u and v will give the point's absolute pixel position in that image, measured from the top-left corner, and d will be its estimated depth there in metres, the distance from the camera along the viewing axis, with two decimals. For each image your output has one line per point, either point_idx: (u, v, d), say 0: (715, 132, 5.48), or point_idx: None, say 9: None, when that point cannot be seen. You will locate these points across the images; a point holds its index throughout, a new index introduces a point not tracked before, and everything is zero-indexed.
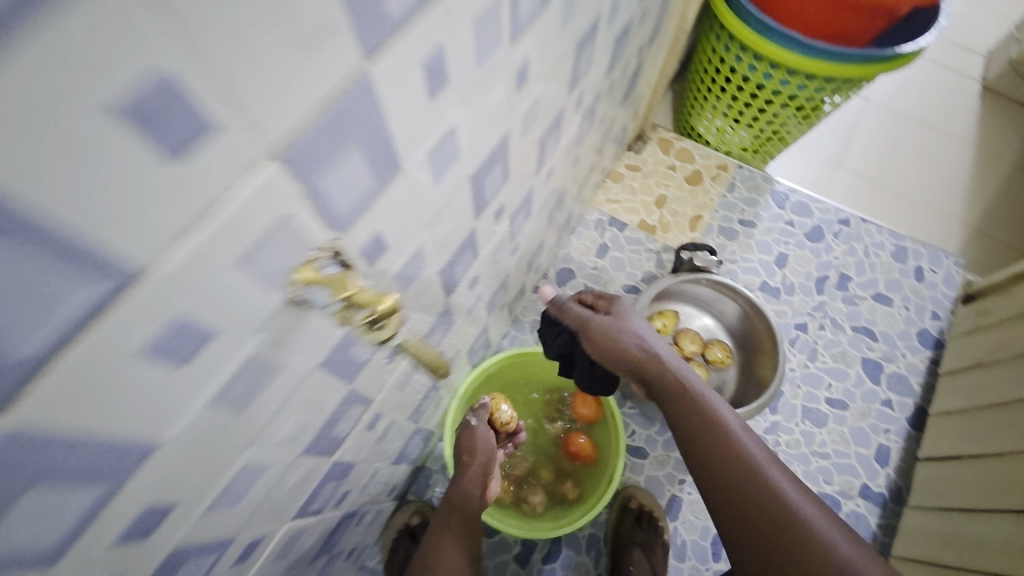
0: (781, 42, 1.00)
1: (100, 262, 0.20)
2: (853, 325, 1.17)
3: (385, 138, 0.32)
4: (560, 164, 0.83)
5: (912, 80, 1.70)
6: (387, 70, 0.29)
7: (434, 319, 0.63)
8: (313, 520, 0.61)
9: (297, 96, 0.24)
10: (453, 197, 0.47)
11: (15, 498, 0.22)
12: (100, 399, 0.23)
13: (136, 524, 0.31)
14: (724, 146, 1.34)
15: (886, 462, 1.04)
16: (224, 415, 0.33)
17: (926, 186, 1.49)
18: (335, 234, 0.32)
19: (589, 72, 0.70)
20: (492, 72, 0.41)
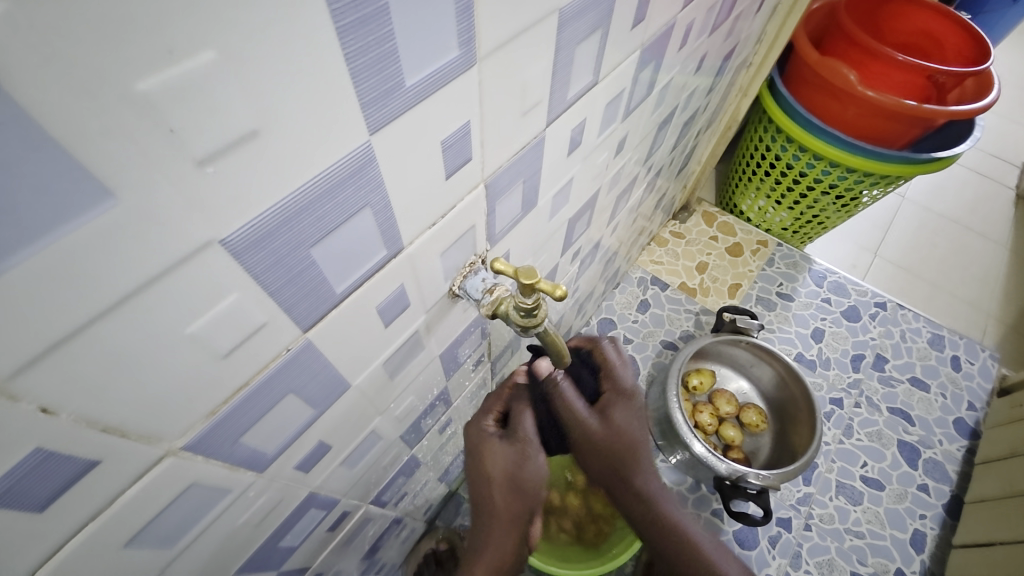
0: (823, 137, 1.08)
1: (394, 233, 0.28)
2: (888, 406, 1.13)
3: (536, 180, 0.42)
4: (623, 220, 0.93)
5: (946, 183, 1.80)
6: (555, 133, 0.40)
7: (511, 339, 0.70)
8: (379, 512, 0.64)
9: (510, 141, 0.34)
10: (554, 234, 0.57)
11: (280, 407, 0.30)
12: (346, 336, 0.31)
13: (307, 457, 0.37)
14: (765, 225, 1.38)
15: (921, 548, 0.99)
16: (385, 374, 0.40)
17: (962, 283, 1.53)
18: (488, 245, 0.41)
19: (659, 148, 0.82)
20: (603, 142, 0.53)
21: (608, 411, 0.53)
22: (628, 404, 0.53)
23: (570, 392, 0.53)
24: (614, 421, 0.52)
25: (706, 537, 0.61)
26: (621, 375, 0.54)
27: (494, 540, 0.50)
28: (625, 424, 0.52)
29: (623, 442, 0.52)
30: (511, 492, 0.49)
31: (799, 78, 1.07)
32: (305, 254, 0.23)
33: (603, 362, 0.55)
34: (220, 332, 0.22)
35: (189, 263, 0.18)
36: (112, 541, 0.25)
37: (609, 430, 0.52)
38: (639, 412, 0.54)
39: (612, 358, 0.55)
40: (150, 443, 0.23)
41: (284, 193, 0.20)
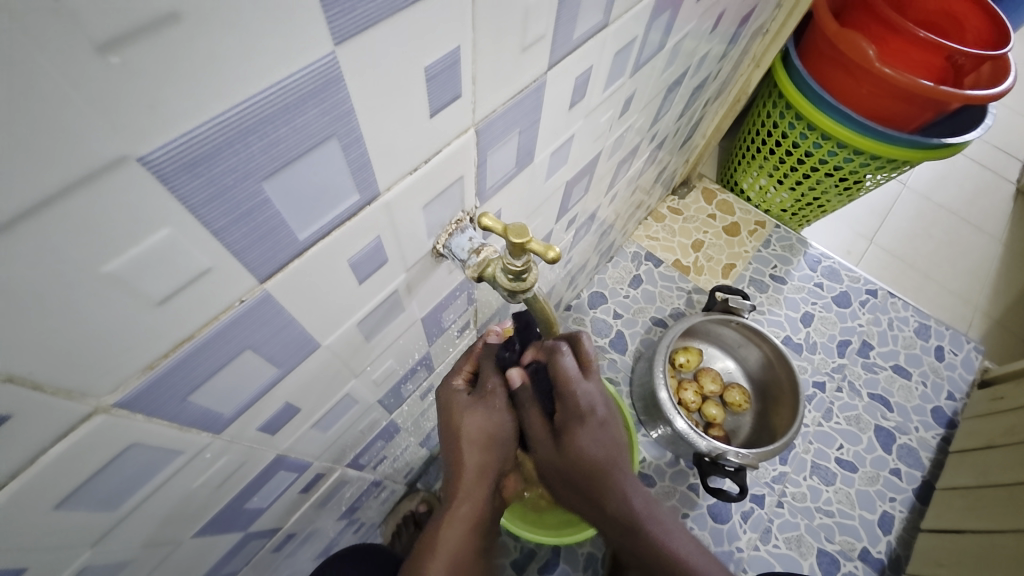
0: (832, 116, 1.00)
1: (369, 176, 0.25)
2: (870, 392, 1.14)
3: (534, 133, 0.38)
4: (621, 191, 0.89)
5: (949, 174, 1.77)
6: (557, 79, 0.36)
7: (499, 308, 0.67)
8: (355, 476, 0.63)
9: (506, 81, 0.30)
10: (549, 197, 0.53)
11: (237, 364, 0.27)
12: (312, 290, 0.28)
13: (272, 419, 0.34)
14: (765, 205, 1.32)
15: (889, 529, 1.01)
16: (360, 336, 0.37)
17: (953, 275, 1.53)
18: (477, 202, 0.38)
19: (665, 115, 0.77)
20: (609, 98, 0.48)
21: (566, 436, 0.50)
22: (586, 429, 0.50)
23: (533, 418, 0.50)
24: (574, 443, 0.50)
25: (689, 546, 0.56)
26: (577, 393, 0.48)
27: (465, 495, 0.48)
28: (585, 446, 0.50)
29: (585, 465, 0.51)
30: (482, 448, 0.48)
31: (813, 49, 0.98)
32: (254, 187, 0.20)
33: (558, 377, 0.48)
34: (150, 272, 0.19)
35: (98, 182, 0.15)
36: (39, 503, 0.22)
37: (566, 457, 0.51)
38: (600, 431, 0.50)
39: (569, 373, 0.47)
40: (73, 397, 0.20)
41: (220, 108, 0.16)
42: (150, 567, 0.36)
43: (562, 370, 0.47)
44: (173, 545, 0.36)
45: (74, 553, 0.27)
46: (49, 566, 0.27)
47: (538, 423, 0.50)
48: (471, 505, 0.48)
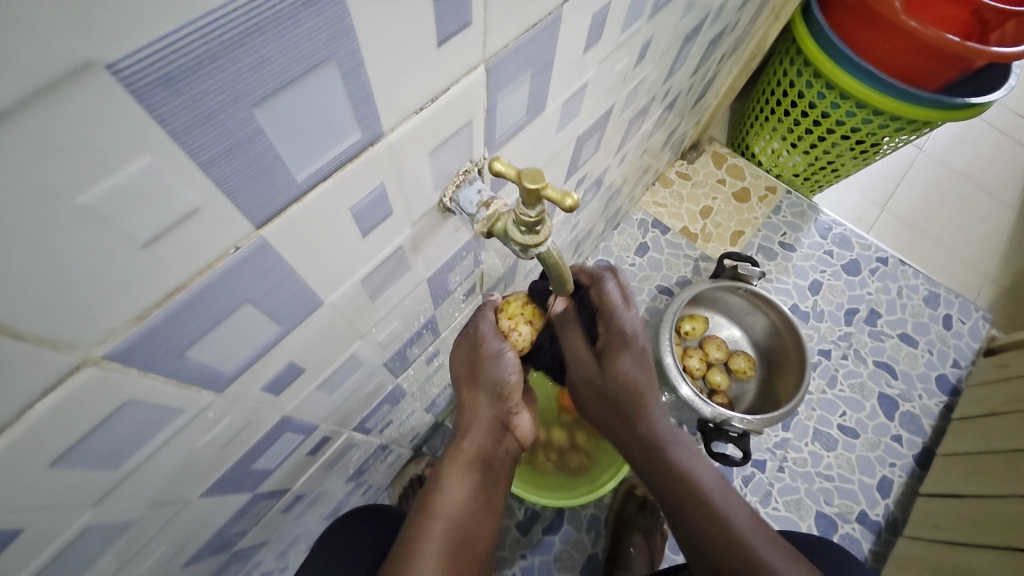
0: (853, 74, 0.94)
1: (370, 112, 0.23)
2: (875, 360, 1.13)
3: (547, 77, 0.36)
4: (631, 152, 0.85)
5: (967, 138, 1.71)
6: (573, 15, 0.33)
7: (506, 272, 0.65)
8: (362, 439, 0.63)
9: (520, 12, 0.27)
10: (559, 153, 0.50)
11: (234, 318, 0.25)
12: (312, 240, 0.26)
13: (275, 379, 0.33)
14: (776, 169, 1.27)
15: (887, 494, 1.03)
16: (364, 295, 0.35)
17: (965, 243, 1.49)
18: (487, 152, 0.35)
19: (680, 69, 0.72)
20: (625, 43, 0.45)
21: (608, 359, 0.53)
22: (631, 354, 0.53)
23: (575, 338, 0.54)
24: (616, 368, 0.53)
25: (715, 480, 0.56)
26: (620, 317, 0.52)
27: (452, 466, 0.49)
28: (626, 371, 0.53)
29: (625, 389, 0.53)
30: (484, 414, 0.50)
31: (838, 1, 0.92)
32: (243, 114, 0.18)
33: (600, 299, 0.52)
34: (129, 210, 0.17)
35: (59, 95, 0.13)
36: (32, 461, 0.21)
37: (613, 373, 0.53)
38: (642, 359, 0.53)
39: (615, 300, 0.51)
40: (59, 347, 0.18)
41: (203, 10, 0.14)
42: (159, 526, 0.35)
43: (603, 296, 0.51)
44: (180, 505, 0.35)
45: (76, 512, 0.27)
46: (52, 525, 0.26)
47: (579, 350, 0.54)
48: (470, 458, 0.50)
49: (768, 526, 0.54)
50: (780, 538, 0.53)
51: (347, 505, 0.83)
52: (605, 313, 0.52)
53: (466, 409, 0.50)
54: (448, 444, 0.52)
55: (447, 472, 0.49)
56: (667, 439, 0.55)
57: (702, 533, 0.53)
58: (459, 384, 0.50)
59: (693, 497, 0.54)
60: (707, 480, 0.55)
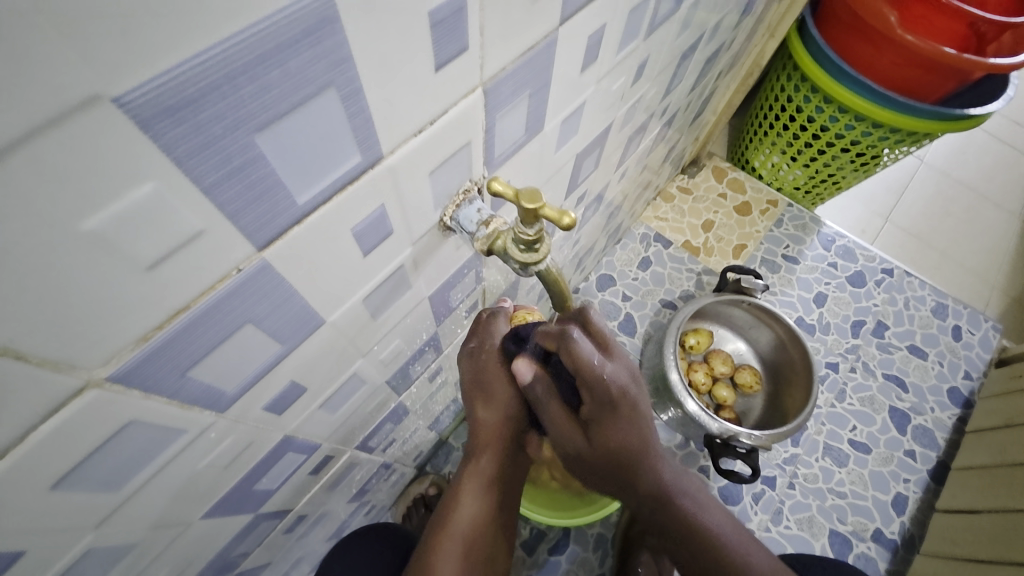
0: (851, 87, 0.95)
1: (370, 134, 0.23)
2: (884, 372, 1.12)
3: (544, 97, 0.36)
4: (631, 169, 0.85)
5: (967, 149, 1.71)
6: (568, 39, 0.34)
7: (508, 288, 0.65)
8: (365, 458, 0.63)
9: (517, 35, 0.28)
10: (558, 171, 0.51)
11: (234, 337, 0.25)
12: (314, 261, 0.26)
13: (278, 398, 0.33)
14: (777, 182, 1.28)
15: (902, 510, 1.00)
16: (366, 313, 0.35)
17: (970, 253, 1.48)
18: (486, 171, 0.36)
19: (677, 87, 0.73)
20: (622, 63, 0.46)
21: (598, 428, 0.44)
22: (622, 419, 0.44)
23: (555, 408, 0.45)
24: (605, 437, 0.45)
25: (718, 514, 0.56)
26: (602, 381, 0.41)
27: (467, 490, 0.48)
28: (619, 440, 0.45)
29: (621, 455, 0.45)
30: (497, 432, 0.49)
31: (832, 17, 0.94)
32: (245, 140, 0.18)
33: (575, 366, 0.41)
34: (134, 235, 0.17)
35: (66, 126, 0.14)
36: (34, 483, 0.21)
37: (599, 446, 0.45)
38: (637, 423, 0.45)
39: (588, 361, 0.40)
40: (62, 369, 0.19)
41: (205, 43, 0.15)
42: (159, 549, 0.35)
43: (577, 359, 0.40)
44: (182, 527, 0.35)
45: (77, 535, 0.27)
46: (52, 548, 0.26)
47: (560, 417, 0.45)
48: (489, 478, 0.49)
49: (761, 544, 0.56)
50: (768, 548, 0.56)
51: (351, 527, 0.82)
52: (583, 377, 0.41)
53: (481, 429, 0.49)
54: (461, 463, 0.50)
55: (465, 489, 0.48)
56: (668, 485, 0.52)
57: (702, 560, 0.55)
58: (473, 401, 0.48)
59: (699, 537, 0.54)
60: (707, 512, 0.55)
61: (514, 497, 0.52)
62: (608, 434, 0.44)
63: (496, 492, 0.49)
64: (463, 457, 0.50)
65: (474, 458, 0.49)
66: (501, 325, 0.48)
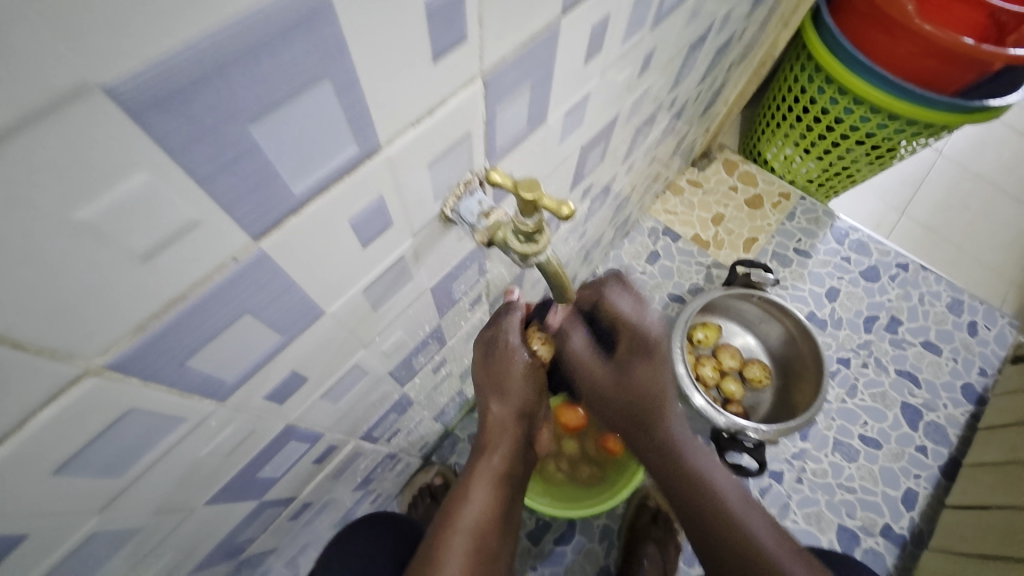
0: (866, 78, 0.92)
1: (367, 126, 0.23)
2: (896, 369, 1.10)
3: (547, 87, 0.36)
4: (639, 160, 0.84)
5: (990, 141, 1.66)
6: (571, 28, 0.33)
7: (513, 280, 0.65)
8: (370, 448, 0.63)
9: (518, 24, 0.28)
10: (562, 162, 0.50)
11: (232, 327, 0.25)
12: (313, 251, 0.26)
13: (279, 388, 0.33)
14: (789, 175, 1.25)
15: (912, 506, 0.99)
16: (368, 304, 0.36)
17: (990, 248, 1.44)
18: (488, 162, 0.35)
19: (687, 77, 0.72)
20: (628, 52, 0.45)
21: (625, 368, 0.48)
22: (652, 363, 0.48)
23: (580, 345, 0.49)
24: (632, 378, 0.48)
25: (735, 491, 0.54)
26: (640, 326, 0.47)
27: (474, 484, 0.48)
28: (644, 382, 0.48)
29: (644, 399, 0.49)
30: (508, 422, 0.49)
31: (849, 7, 0.90)
32: (238, 131, 0.18)
33: (612, 317, 0.47)
34: (129, 225, 0.17)
35: (57, 118, 0.14)
36: (38, 467, 0.22)
37: (627, 385, 0.48)
38: (663, 368, 0.48)
39: (623, 312, 0.47)
40: (61, 358, 0.19)
41: (194, 33, 0.15)
42: (166, 532, 0.36)
43: (617, 309, 0.47)
44: (187, 512, 0.36)
45: (82, 518, 0.27)
46: (58, 529, 0.27)
47: (584, 353, 0.49)
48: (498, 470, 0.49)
49: (792, 538, 0.52)
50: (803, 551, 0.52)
51: (357, 514, 0.83)
52: (621, 324, 0.47)
53: (494, 422, 0.50)
54: (473, 453, 0.51)
55: (473, 487, 0.48)
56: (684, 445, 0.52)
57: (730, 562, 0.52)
58: (486, 396, 0.49)
59: (720, 518, 0.52)
60: (728, 489, 0.53)
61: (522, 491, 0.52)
62: (636, 373, 0.48)
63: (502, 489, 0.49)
64: (476, 449, 0.51)
65: (486, 455, 0.50)
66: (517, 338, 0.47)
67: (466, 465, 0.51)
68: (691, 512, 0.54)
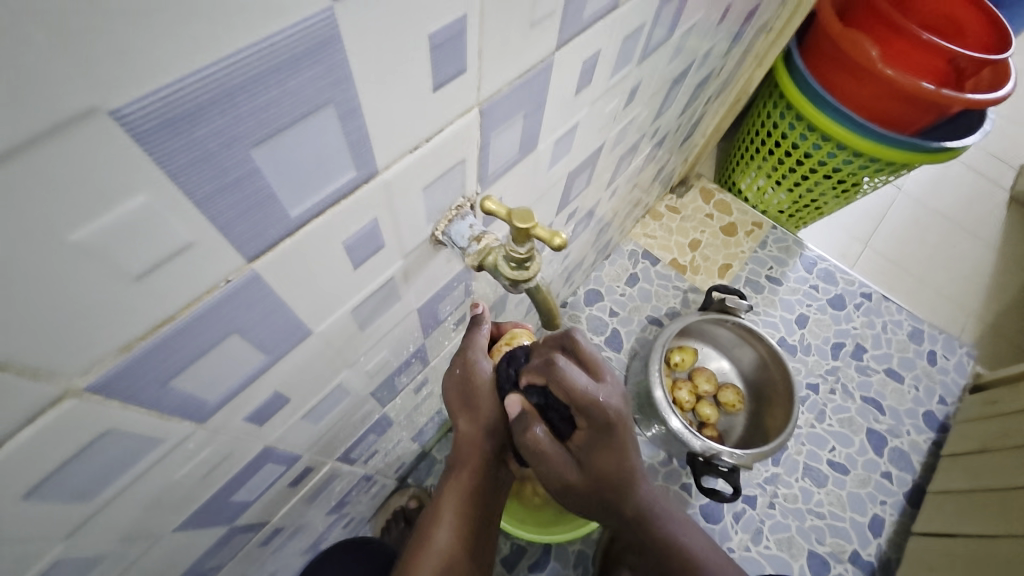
0: (834, 116, 0.99)
1: (366, 151, 0.24)
2: (862, 394, 1.14)
3: (539, 118, 0.37)
4: (621, 187, 0.87)
5: (943, 180, 1.77)
6: (563, 64, 0.35)
7: (497, 301, 0.65)
8: (347, 470, 0.62)
9: (515, 60, 0.29)
10: (550, 188, 0.52)
11: (217, 348, 0.25)
12: (305, 272, 0.26)
13: (260, 409, 0.33)
14: (762, 205, 1.31)
15: (879, 532, 1.02)
16: (355, 325, 0.35)
17: (945, 280, 1.53)
18: (480, 188, 0.36)
19: (668, 110, 0.75)
20: (615, 87, 0.47)
21: (587, 457, 0.45)
22: (613, 445, 0.45)
23: (540, 438, 0.43)
24: (593, 463, 0.45)
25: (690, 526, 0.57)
26: (597, 408, 0.41)
27: (444, 516, 0.47)
28: (606, 467, 0.45)
29: (609, 480, 0.46)
30: (473, 449, 0.48)
31: (816, 50, 0.97)
32: (241, 154, 0.18)
33: (567, 396, 0.41)
34: (124, 244, 0.17)
35: (63, 137, 0.14)
36: (5, 493, 0.21)
37: (591, 475, 0.46)
38: (626, 450, 0.45)
39: (579, 390, 0.40)
40: (42, 378, 0.18)
41: (206, 61, 0.15)
42: (129, 562, 0.34)
43: (572, 389, 0.40)
44: (154, 539, 0.34)
45: (44, 547, 0.26)
46: (16, 560, 0.25)
47: (543, 443, 0.43)
48: (468, 494, 0.48)
49: (739, 568, 0.58)
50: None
51: (328, 540, 0.80)
52: (578, 404, 0.41)
53: (463, 442, 0.49)
54: (442, 479, 0.50)
55: (443, 506, 0.47)
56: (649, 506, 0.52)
57: None
58: (456, 414, 0.49)
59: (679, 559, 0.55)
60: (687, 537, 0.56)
61: (494, 518, 0.51)
62: (599, 460, 0.45)
63: (473, 515, 0.48)
64: (445, 472, 0.50)
65: (455, 474, 0.49)
66: (485, 361, 0.47)
67: (436, 490, 0.49)
68: (658, 559, 0.56)
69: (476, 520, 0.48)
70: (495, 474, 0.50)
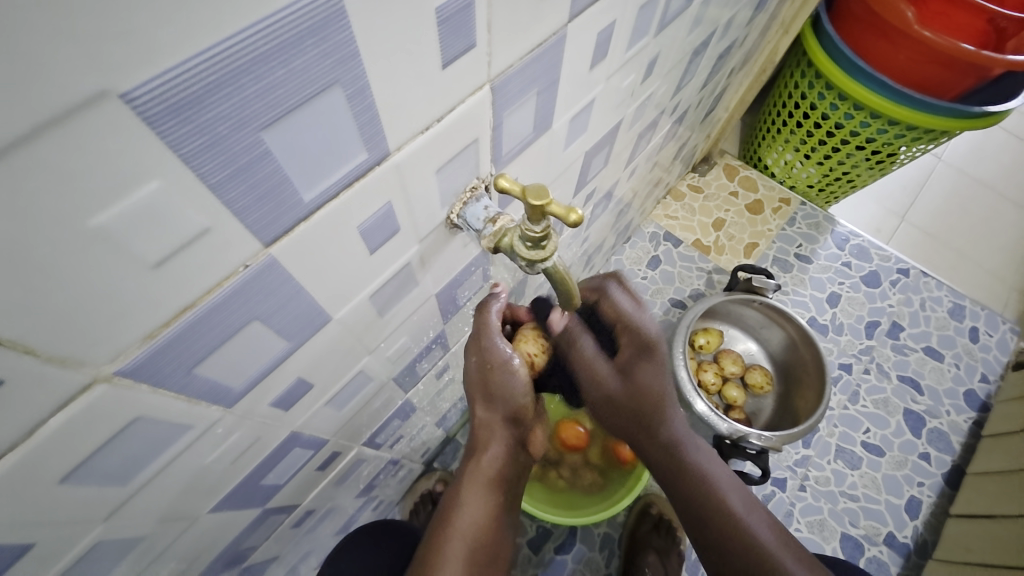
0: (867, 84, 0.93)
1: (376, 132, 0.23)
2: (899, 374, 1.10)
3: (553, 94, 0.36)
4: (640, 167, 0.84)
5: (988, 147, 1.66)
6: (575, 36, 0.33)
7: (516, 285, 0.65)
8: (372, 455, 0.63)
9: (525, 33, 0.28)
10: (566, 168, 0.50)
11: (236, 335, 0.25)
12: (321, 258, 0.26)
13: (284, 395, 0.33)
14: (790, 181, 1.26)
15: (916, 514, 0.98)
16: (373, 311, 0.35)
17: (990, 253, 1.45)
18: (494, 169, 0.36)
19: (688, 84, 0.72)
20: (632, 59, 0.45)
21: (630, 371, 0.50)
22: (652, 363, 0.51)
23: (586, 350, 0.51)
24: (637, 380, 0.50)
25: (738, 494, 0.54)
26: (639, 327, 0.50)
27: (466, 495, 0.48)
28: (648, 383, 0.50)
29: (648, 400, 0.51)
30: (494, 432, 0.48)
31: (847, 13, 0.91)
32: (250, 138, 0.18)
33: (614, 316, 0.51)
34: (141, 231, 0.17)
35: (70, 124, 0.14)
36: (44, 477, 0.22)
37: (631, 390, 0.51)
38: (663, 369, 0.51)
39: (624, 311, 0.50)
40: (70, 366, 0.19)
41: (209, 41, 0.15)
42: (168, 541, 0.36)
43: (616, 308, 0.50)
44: (190, 521, 0.36)
45: (86, 527, 0.27)
46: (63, 539, 0.27)
47: (591, 355, 0.51)
48: (491, 477, 0.48)
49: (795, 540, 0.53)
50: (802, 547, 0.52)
51: (358, 522, 0.82)
52: (624, 323, 0.51)
53: (482, 426, 0.48)
54: (462, 461, 0.50)
55: (465, 491, 0.48)
56: (684, 441, 0.54)
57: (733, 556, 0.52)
58: (473, 399, 0.47)
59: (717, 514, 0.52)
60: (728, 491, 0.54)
61: (516, 495, 0.51)
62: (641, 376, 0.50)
63: (495, 495, 0.48)
64: (466, 454, 0.50)
65: (476, 456, 0.48)
66: (502, 341, 0.45)
67: (458, 472, 0.49)
68: (693, 513, 0.54)
69: (499, 499, 0.48)
70: (518, 453, 0.50)
